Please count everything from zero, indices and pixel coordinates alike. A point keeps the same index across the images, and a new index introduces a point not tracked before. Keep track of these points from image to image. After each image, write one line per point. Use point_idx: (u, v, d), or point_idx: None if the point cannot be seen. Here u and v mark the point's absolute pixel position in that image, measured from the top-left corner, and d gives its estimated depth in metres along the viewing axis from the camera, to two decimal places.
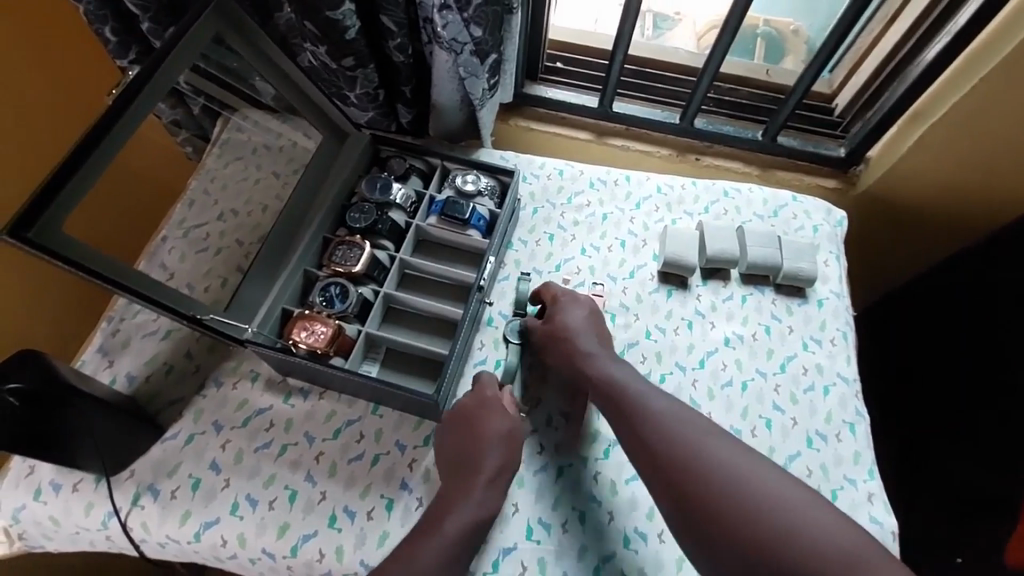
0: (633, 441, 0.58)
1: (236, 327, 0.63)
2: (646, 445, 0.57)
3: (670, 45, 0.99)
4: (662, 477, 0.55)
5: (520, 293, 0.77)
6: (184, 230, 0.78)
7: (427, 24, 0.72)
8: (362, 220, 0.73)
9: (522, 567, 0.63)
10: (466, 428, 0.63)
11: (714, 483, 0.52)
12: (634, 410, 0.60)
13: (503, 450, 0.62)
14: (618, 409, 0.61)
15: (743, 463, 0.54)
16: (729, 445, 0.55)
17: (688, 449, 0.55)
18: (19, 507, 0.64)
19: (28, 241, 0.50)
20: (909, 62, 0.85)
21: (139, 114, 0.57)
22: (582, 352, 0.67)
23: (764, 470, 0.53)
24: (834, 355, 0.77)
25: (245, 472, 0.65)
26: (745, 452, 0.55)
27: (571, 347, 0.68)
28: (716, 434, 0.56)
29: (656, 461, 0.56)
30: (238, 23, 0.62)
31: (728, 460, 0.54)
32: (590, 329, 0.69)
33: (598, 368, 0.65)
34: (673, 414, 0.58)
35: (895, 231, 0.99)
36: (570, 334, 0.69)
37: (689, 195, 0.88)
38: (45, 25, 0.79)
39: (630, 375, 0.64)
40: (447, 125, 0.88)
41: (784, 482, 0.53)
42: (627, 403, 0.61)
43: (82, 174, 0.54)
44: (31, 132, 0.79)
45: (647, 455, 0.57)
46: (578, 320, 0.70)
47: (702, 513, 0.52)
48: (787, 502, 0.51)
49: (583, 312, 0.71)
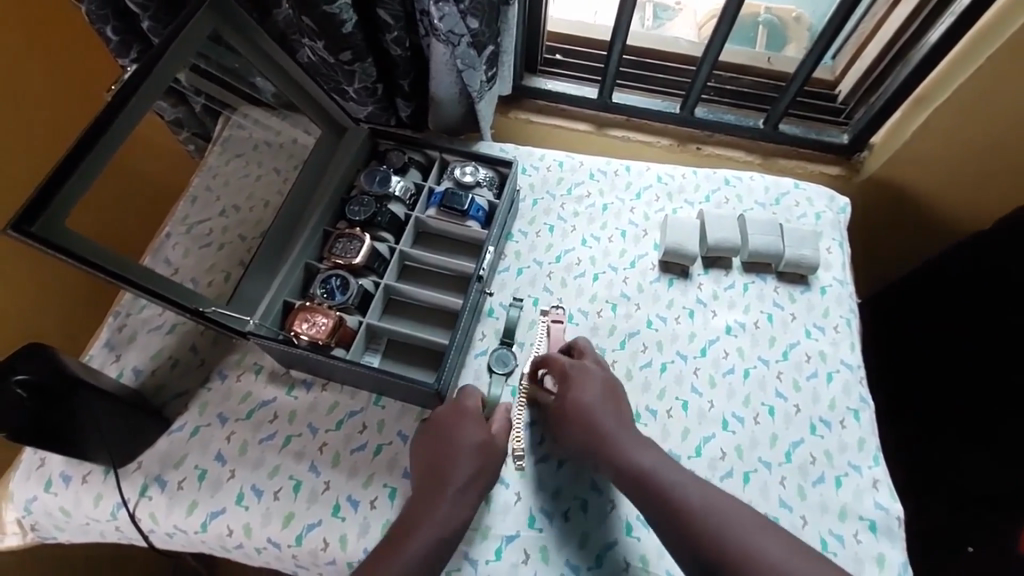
0: (644, 503, 0.57)
1: (238, 320, 0.64)
2: (655, 504, 0.56)
3: (671, 35, 0.99)
4: (669, 525, 0.54)
5: (509, 321, 0.75)
6: (188, 226, 0.78)
7: (424, 17, 0.72)
8: (362, 213, 0.73)
9: (525, 555, 0.64)
10: (438, 436, 0.62)
11: (722, 545, 0.51)
12: (640, 471, 0.58)
13: (475, 463, 0.60)
14: (629, 476, 0.58)
15: (738, 512, 0.53)
16: (730, 503, 0.54)
17: (691, 509, 0.54)
18: (30, 498, 0.65)
19: (31, 236, 0.51)
20: (913, 44, 0.83)
21: (139, 111, 0.58)
22: (599, 429, 0.61)
23: (766, 538, 0.51)
24: (838, 341, 0.77)
25: (249, 463, 0.66)
26: (750, 518, 0.53)
27: (583, 420, 0.62)
28: (721, 496, 0.55)
29: (666, 521, 0.55)
30: (234, 21, 0.63)
31: (732, 522, 0.52)
32: (608, 405, 0.63)
33: (611, 439, 0.61)
34: (681, 476, 0.57)
35: (904, 217, 0.98)
36: (585, 410, 0.63)
37: (689, 184, 0.87)
38: (52, 24, 0.81)
39: (637, 443, 0.60)
40: (446, 118, 0.88)
41: (778, 541, 0.51)
42: (638, 470, 0.58)
43: (84, 168, 0.55)
44: (37, 130, 0.81)
45: (658, 514, 0.55)
46: (594, 397, 0.64)
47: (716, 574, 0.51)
48: (789, 568, 0.49)
49: (599, 387, 0.65)
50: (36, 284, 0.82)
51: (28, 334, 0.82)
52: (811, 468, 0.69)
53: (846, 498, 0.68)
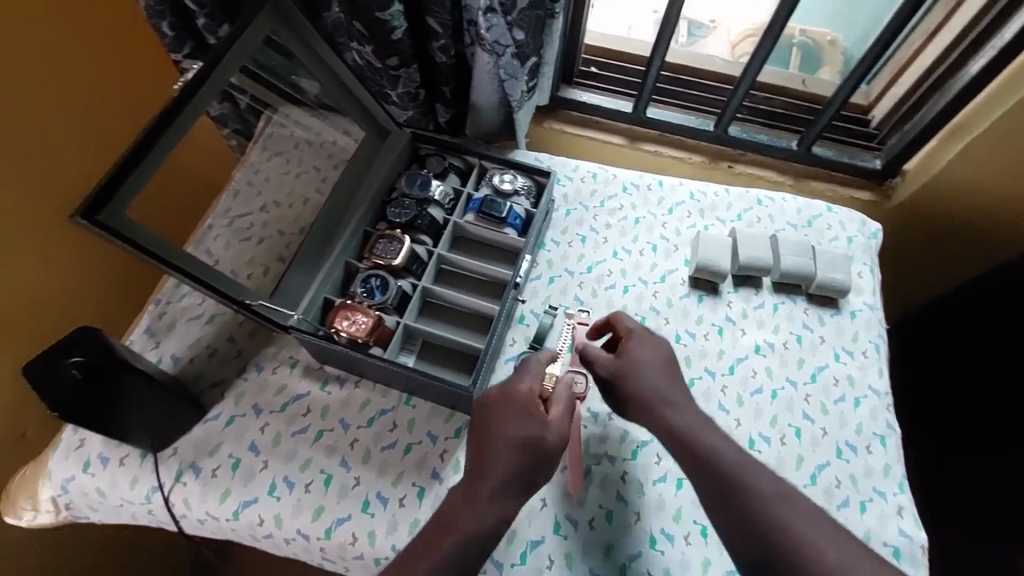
0: (700, 478, 0.57)
1: (282, 314, 0.66)
2: (715, 485, 0.56)
3: (705, 52, 1.00)
4: (723, 505, 0.55)
5: (540, 328, 0.77)
6: (229, 219, 0.78)
7: (471, 27, 0.74)
8: (402, 216, 0.75)
9: (550, 561, 0.65)
10: (495, 415, 0.59)
11: (778, 527, 0.52)
12: (697, 444, 0.58)
13: (529, 444, 0.57)
14: (691, 452, 0.58)
15: (786, 497, 0.54)
16: (780, 488, 0.55)
17: (746, 490, 0.55)
18: (68, 478, 0.67)
19: (97, 224, 0.53)
20: (953, 74, 0.84)
21: (199, 110, 0.61)
22: (661, 401, 0.62)
23: (826, 532, 0.52)
24: (866, 366, 0.77)
25: (282, 455, 0.67)
26: (806, 509, 0.54)
27: (638, 383, 0.63)
28: (773, 480, 0.56)
29: (722, 501, 0.55)
30: (291, 23, 0.66)
31: (782, 505, 0.54)
32: (663, 372, 0.64)
33: (673, 413, 0.61)
34: (745, 459, 0.57)
35: (940, 244, 0.97)
36: (644, 374, 0.63)
37: (722, 202, 0.88)
38: (126, 24, 0.85)
39: (695, 421, 0.61)
40: (484, 126, 0.90)
41: (825, 528, 0.52)
42: (701, 449, 0.58)
43: (146, 161, 0.57)
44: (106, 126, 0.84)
45: (715, 494, 0.56)
46: (649, 358, 0.65)
47: (765, 553, 0.52)
48: (837, 555, 0.50)
49: (656, 352, 0.65)
50: (46, 253, 0.79)
51: (54, 317, 0.80)
52: (836, 491, 0.69)
53: (871, 523, 0.68)
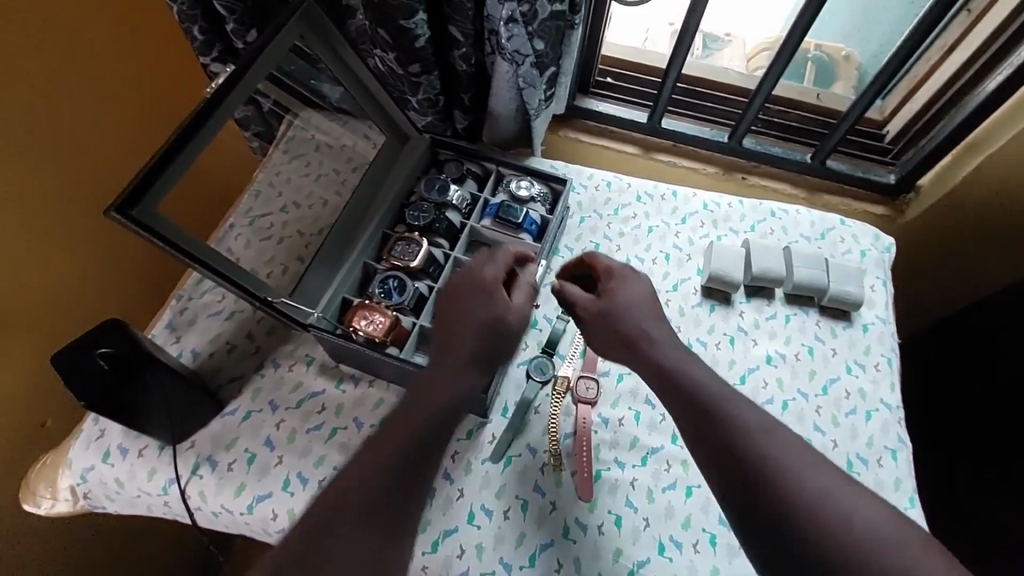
0: (684, 412, 0.56)
1: (302, 312, 0.68)
2: (698, 417, 0.54)
3: (720, 65, 1.01)
4: (705, 437, 0.53)
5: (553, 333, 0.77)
6: (250, 218, 0.76)
7: (492, 36, 0.76)
8: (420, 219, 0.76)
9: (558, 564, 0.65)
10: (456, 303, 0.62)
11: (761, 459, 0.50)
12: (683, 380, 0.57)
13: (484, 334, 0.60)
14: (675, 386, 0.57)
15: (771, 431, 0.52)
16: (765, 421, 0.53)
17: (729, 421, 0.53)
18: (88, 467, 0.68)
19: (129, 219, 0.55)
20: (968, 91, 0.84)
21: (229, 113, 0.63)
22: (646, 334, 0.61)
23: (809, 466, 0.50)
24: (878, 379, 0.77)
25: (297, 451, 0.69)
26: (791, 443, 0.52)
27: (622, 319, 0.61)
28: (759, 414, 0.54)
29: (705, 433, 0.53)
30: (320, 30, 0.67)
31: (766, 437, 0.51)
32: (647, 310, 0.62)
33: (657, 347, 0.60)
34: (732, 394, 0.55)
35: (952, 261, 0.97)
36: (626, 308, 0.62)
37: (735, 213, 0.88)
38: (156, 30, 0.88)
39: (681, 356, 0.59)
40: (501, 133, 0.91)
41: (810, 462, 0.50)
42: (686, 382, 0.57)
43: (178, 160, 0.59)
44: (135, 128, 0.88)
45: (697, 427, 0.54)
46: (635, 297, 0.63)
47: (747, 484, 0.50)
48: (820, 488, 0.48)
49: (642, 291, 0.63)
50: (71, 247, 0.81)
51: (78, 309, 0.83)
52: None
53: None
